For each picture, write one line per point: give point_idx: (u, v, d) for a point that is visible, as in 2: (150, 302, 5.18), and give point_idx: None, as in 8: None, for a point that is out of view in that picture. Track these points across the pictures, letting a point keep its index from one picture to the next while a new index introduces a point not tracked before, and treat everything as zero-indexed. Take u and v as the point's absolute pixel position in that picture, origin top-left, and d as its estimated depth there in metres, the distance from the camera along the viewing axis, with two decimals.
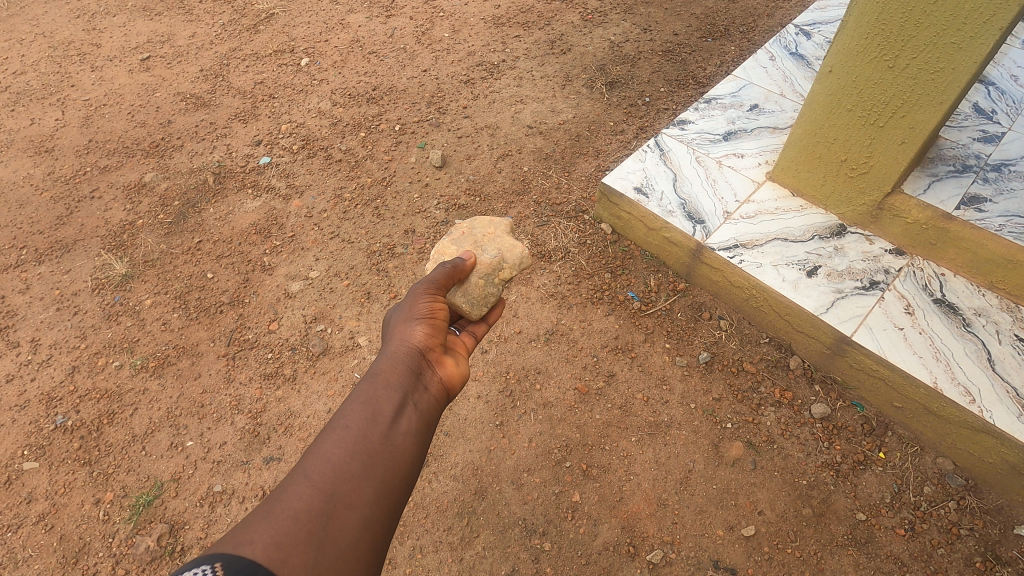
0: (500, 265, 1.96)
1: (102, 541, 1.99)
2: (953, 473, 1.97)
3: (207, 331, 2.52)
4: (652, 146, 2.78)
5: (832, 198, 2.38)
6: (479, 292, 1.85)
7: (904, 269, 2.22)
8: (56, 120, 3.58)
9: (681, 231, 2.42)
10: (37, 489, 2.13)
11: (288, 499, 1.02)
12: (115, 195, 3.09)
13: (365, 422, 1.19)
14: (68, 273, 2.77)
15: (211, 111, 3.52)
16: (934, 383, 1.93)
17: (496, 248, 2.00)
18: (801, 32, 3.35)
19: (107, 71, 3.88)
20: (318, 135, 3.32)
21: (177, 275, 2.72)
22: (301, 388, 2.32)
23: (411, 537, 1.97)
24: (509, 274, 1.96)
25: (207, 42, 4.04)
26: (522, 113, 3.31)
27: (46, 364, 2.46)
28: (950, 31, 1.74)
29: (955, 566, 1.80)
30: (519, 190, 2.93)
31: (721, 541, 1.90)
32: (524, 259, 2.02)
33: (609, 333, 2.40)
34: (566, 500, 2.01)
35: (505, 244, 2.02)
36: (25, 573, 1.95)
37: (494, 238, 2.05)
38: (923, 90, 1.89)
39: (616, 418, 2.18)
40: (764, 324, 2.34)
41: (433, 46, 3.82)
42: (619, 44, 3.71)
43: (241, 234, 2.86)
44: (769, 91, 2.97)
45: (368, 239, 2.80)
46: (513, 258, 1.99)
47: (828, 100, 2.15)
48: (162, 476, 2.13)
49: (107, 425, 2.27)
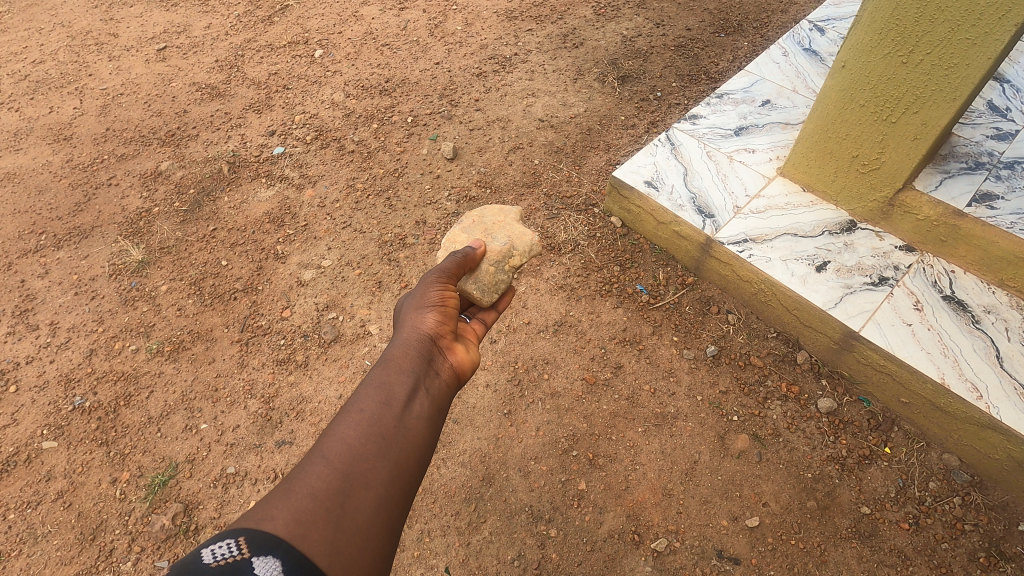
0: (511, 253, 1.98)
1: (119, 519, 2.04)
2: (959, 469, 1.98)
3: (221, 317, 2.56)
4: (663, 141, 2.79)
5: (843, 194, 2.38)
6: (490, 279, 1.87)
7: (913, 265, 2.22)
8: (74, 109, 3.63)
9: (690, 224, 2.44)
10: (55, 467, 2.18)
11: (306, 478, 1.05)
12: (132, 183, 3.14)
13: (380, 406, 1.22)
14: (86, 258, 2.83)
15: (226, 101, 3.56)
16: (942, 379, 1.93)
17: (506, 236, 2.02)
18: (814, 28, 3.34)
19: (124, 60, 3.93)
20: (332, 126, 3.35)
21: (192, 262, 2.77)
22: (313, 374, 2.36)
23: (420, 521, 2.00)
24: (519, 261, 1.98)
25: (222, 33, 4.09)
26: (534, 106, 3.33)
27: (65, 347, 2.51)
28: (965, 28, 1.74)
29: (958, 561, 1.81)
30: (529, 183, 2.95)
31: (726, 531, 1.92)
32: (535, 247, 2.03)
33: (617, 326, 2.42)
34: (573, 488, 2.04)
35: (516, 232, 2.04)
36: (44, 548, 2.00)
37: (504, 226, 2.07)
38: (937, 86, 1.89)
39: (623, 409, 2.20)
40: (772, 319, 2.35)
41: (446, 39, 3.84)
42: (632, 38, 3.71)
43: (255, 223, 2.90)
44: (781, 86, 2.97)
45: (380, 229, 2.83)
46: (523, 245, 2.01)
47: (841, 96, 2.15)
48: (177, 457, 2.18)
49: (124, 407, 2.32)
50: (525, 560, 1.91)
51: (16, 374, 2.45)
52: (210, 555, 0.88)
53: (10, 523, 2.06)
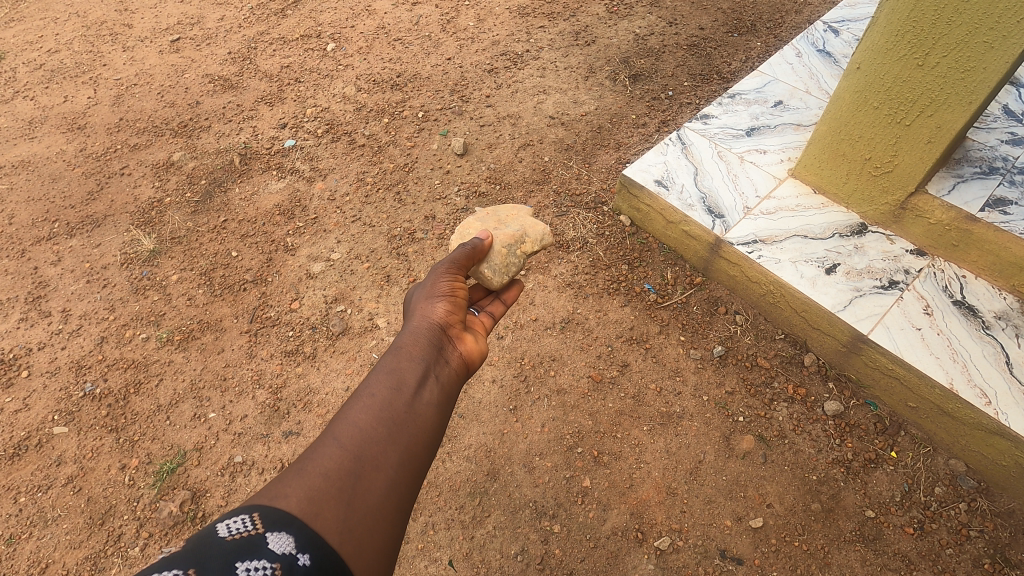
0: (522, 240, 1.99)
1: (127, 504, 2.06)
2: (966, 475, 1.97)
3: (230, 308, 2.58)
4: (675, 139, 2.78)
5: (855, 196, 2.37)
6: (501, 261, 1.87)
7: (925, 269, 2.21)
8: (88, 98, 3.66)
9: (700, 224, 2.43)
10: (65, 453, 2.20)
11: (319, 459, 1.06)
12: (145, 172, 3.17)
13: (391, 391, 1.23)
14: (98, 247, 2.86)
15: (238, 93, 3.58)
16: (950, 384, 1.92)
17: (519, 225, 2.03)
18: (828, 29, 3.32)
19: (138, 51, 3.96)
20: (343, 119, 3.36)
21: (202, 252, 2.79)
22: (320, 365, 2.38)
23: (423, 514, 2.01)
24: (530, 249, 2.00)
25: (235, 25, 4.10)
26: (544, 104, 3.33)
27: (76, 334, 2.54)
28: (984, 30, 1.72)
29: (962, 567, 1.81)
30: (539, 180, 2.95)
31: (729, 532, 1.92)
32: (546, 237, 2.05)
33: (624, 324, 2.42)
34: (577, 484, 2.05)
35: (527, 222, 2.06)
36: (53, 531, 2.03)
37: (517, 218, 2.08)
38: (953, 89, 1.87)
39: (629, 407, 2.20)
40: (780, 320, 2.35)
41: (458, 34, 3.84)
42: (644, 37, 3.70)
43: (265, 215, 2.92)
44: (794, 87, 2.96)
45: (389, 223, 2.84)
46: (535, 234, 2.02)
47: (855, 97, 2.14)
48: (185, 445, 2.20)
49: (133, 394, 2.34)
50: (528, 555, 1.92)
51: (27, 360, 2.47)
52: (225, 530, 0.89)
53: (21, 506, 2.09)
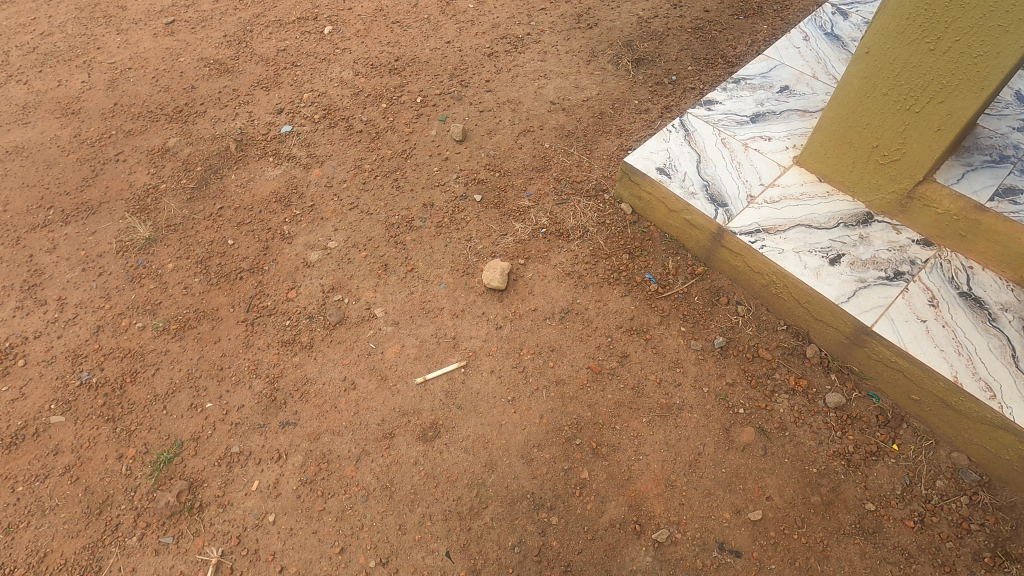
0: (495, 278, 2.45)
1: (124, 494, 2.06)
2: (968, 469, 1.95)
3: (227, 297, 2.56)
4: (678, 126, 2.73)
5: (861, 184, 2.32)
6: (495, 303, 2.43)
7: (931, 260, 2.17)
8: (82, 83, 3.60)
9: (702, 213, 2.39)
10: (63, 442, 2.20)
11: None
12: (140, 159, 3.12)
13: None
14: (94, 234, 2.83)
15: (234, 77, 3.52)
16: (955, 377, 1.89)
17: (497, 272, 2.46)
18: (837, 11, 3.23)
19: (133, 34, 3.89)
20: (340, 104, 3.30)
21: (199, 240, 2.76)
22: (318, 355, 2.36)
23: (421, 505, 2.00)
24: (495, 275, 2.45)
25: (231, 8, 4.03)
26: (545, 88, 3.26)
27: (72, 322, 2.52)
28: (999, 13, 1.65)
29: (962, 561, 1.79)
30: (539, 167, 2.91)
31: (728, 524, 1.91)
32: (499, 269, 2.46)
33: (625, 314, 2.39)
34: (575, 476, 2.03)
35: (493, 270, 2.47)
36: (52, 520, 2.02)
37: (497, 269, 2.47)
38: (965, 75, 1.81)
39: (628, 399, 2.18)
40: (783, 311, 2.31)
41: (457, 17, 3.77)
42: (648, 20, 3.62)
43: (262, 202, 2.88)
44: (800, 72, 2.89)
45: (387, 211, 2.80)
46: (496, 275, 2.45)
47: (864, 82, 2.08)
48: (183, 435, 2.19)
49: (130, 383, 2.33)
50: (526, 547, 1.91)
51: (24, 348, 2.46)
52: None
53: (19, 495, 2.09)
